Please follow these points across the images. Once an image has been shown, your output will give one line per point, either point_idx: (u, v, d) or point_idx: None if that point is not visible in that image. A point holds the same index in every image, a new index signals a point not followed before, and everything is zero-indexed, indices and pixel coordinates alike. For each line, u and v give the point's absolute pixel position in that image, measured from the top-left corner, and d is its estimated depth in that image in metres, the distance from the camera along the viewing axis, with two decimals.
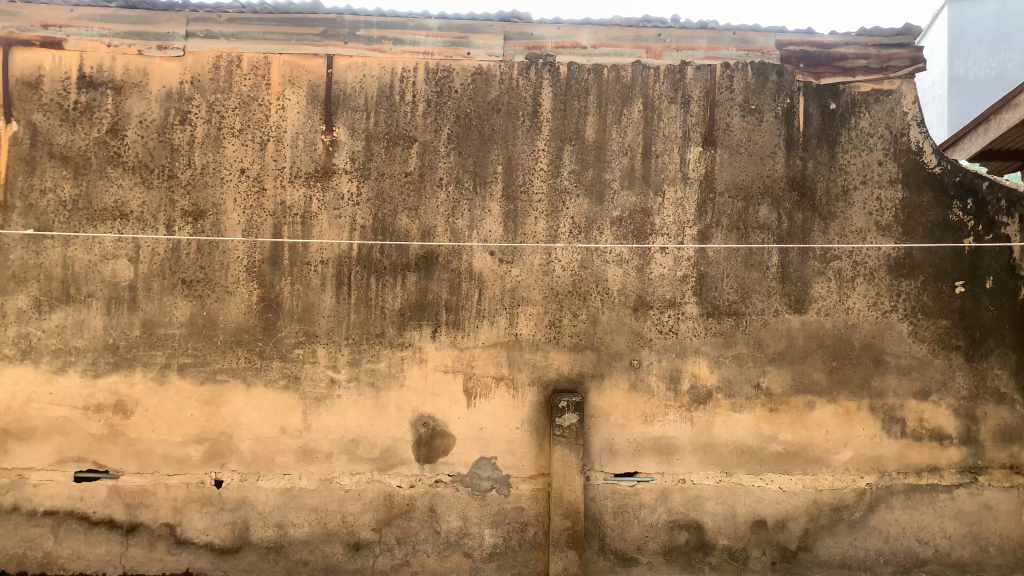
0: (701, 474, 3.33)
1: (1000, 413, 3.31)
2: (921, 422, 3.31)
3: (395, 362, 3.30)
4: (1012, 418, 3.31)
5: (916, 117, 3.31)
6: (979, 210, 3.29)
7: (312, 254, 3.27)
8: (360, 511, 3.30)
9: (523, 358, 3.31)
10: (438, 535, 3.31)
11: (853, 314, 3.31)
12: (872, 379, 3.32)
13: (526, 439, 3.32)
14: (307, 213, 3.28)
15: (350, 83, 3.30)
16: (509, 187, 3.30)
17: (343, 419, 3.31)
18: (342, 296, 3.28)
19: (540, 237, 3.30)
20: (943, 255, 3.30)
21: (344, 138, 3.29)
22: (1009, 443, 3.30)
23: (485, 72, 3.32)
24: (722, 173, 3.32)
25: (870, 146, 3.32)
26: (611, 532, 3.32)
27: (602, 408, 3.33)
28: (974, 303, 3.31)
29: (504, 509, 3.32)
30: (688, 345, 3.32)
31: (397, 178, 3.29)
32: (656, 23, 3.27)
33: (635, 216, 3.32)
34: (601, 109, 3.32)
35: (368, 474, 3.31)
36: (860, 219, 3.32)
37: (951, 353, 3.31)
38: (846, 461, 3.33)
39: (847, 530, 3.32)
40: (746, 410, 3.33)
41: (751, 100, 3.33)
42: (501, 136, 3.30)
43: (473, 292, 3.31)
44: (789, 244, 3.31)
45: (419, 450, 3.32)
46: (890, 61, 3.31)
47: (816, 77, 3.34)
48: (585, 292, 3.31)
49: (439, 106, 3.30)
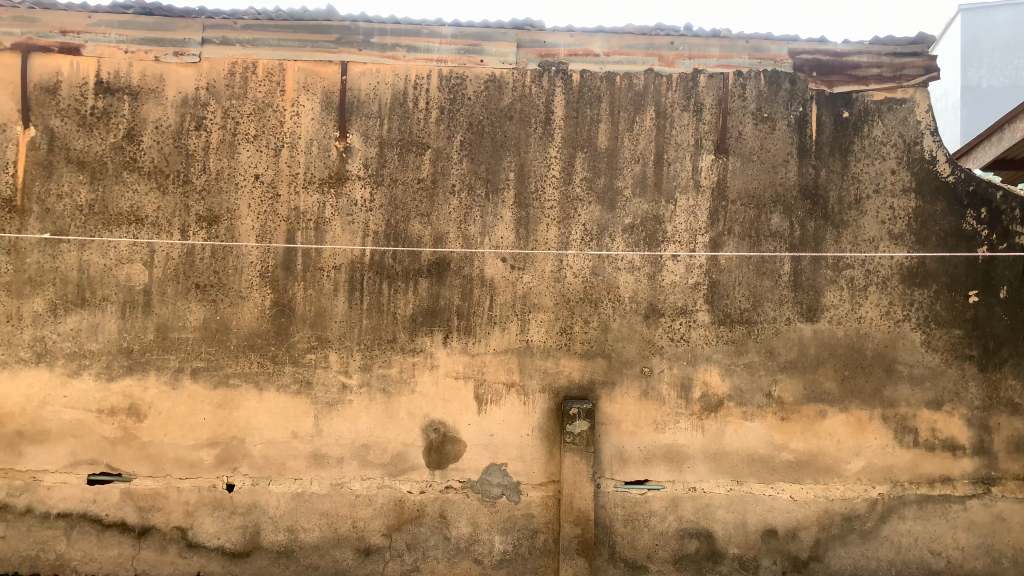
0: (712, 482, 3.32)
1: (1014, 424, 3.28)
2: (934, 432, 3.29)
3: (406, 368, 3.31)
4: None
5: (930, 125, 3.29)
6: (993, 219, 3.27)
7: (325, 260, 3.29)
8: (371, 517, 3.31)
9: (533, 365, 3.32)
10: (448, 541, 3.31)
11: (865, 323, 3.30)
12: (885, 389, 3.30)
13: (536, 446, 3.32)
14: (321, 219, 3.29)
15: (364, 89, 3.32)
16: (521, 194, 3.31)
17: (354, 424, 3.32)
18: (355, 302, 3.30)
19: (551, 244, 3.31)
20: (957, 264, 3.28)
21: (357, 145, 3.31)
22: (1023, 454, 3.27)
23: (498, 79, 3.33)
24: (735, 180, 3.32)
25: (883, 155, 3.31)
26: (621, 540, 3.31)
27: (613, 415, 3.33)
28: (988, 312, 3.29)
29: (514, 516, 3.32)
30: (699, 353, 3.32)
31: (409, 185, 3.31)
32: (668, 31, 3.27)
33: (646, 224, 3.32)
34: (614, 117, 3.33)
35: (379, 479, 3.32)
36: (874, 228, 3.30)
37: (964, 363, 3.29)
38: (858, 471, 3.31)
39: (859, 540, 3.30)
40: (758, 418, 3.32)
41: (763, 108, 3.33)
42: (513, 143, 3.32)
43: (485, 298, 3.31)
44: (801, 252, 3.30)
45: (430, 456, 3.33)
46: (903, 69, 3.29)
47: (829, 85, 3.33)
48: (596, 299, 3.31)
49: (452, 114, 3.32)
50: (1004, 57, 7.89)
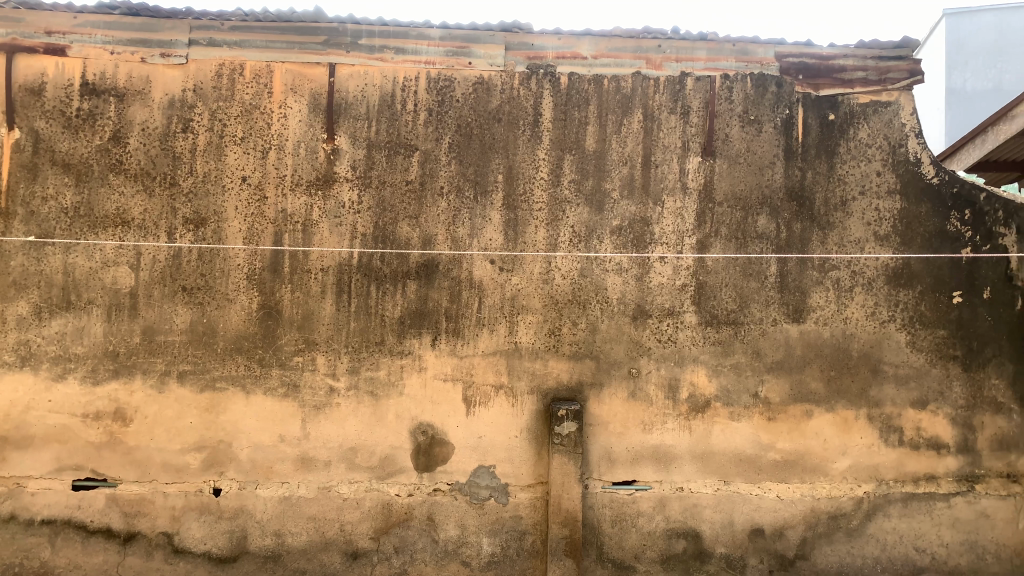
0: (700, 482, 3.34)
1: (998, 422, 3.33)
2: (919, 431, 3.33)
3: (394, 371, 3.30)
4: (1010, 427, 3.32)
5: (915, 128, 3.34)
6: (977, 220, 3.31)
7: (312, 262, 3.28)
8: (359, 520, 3.29)
9: (522, 366, 3.32)
10: (436, 543, 3.30)
11: (851, 323, 3.33)
12: (870, 388, 3.33)
13: (525, 447, 3.33)
14: (307, 221, 3.28)
15: (352, 91, 3.31)
16: (510, 196, 3.31)
17: (342, 427, 3.30)
18: (342, 304, 3.29)
19: (540, 246, 3.32)
20: (941, 265, 3.32)
21: (344, 147, 3.30)
22: (1006, 452, 3.32)
23: (486, 82, 3.33)
24: (722, 183, 3.34)
25: (869, 157, 3.35)
26: (610, 540, 3.32)
27: (600, 416, 3.34)
28: (972, 313, 3.33)
29: (502, 518, 3.31)
30: (687, 353, 3.33)
31: (397, 186, 3.30)
32: (656, 34, 3.29)
33: (634, 225, 3.33)
34: (602, 119, 3.34)
35: (367, 482, 3.31)
36: (859, 229, 3.34)
37: (948, 363, 3.33)
38: (844, 470, 3.34)
39: (846, 538, 3.32)
40: (744, 418, 3.34)
41: (750, 110, 3.35)
42: (502, 145, 3.32)
43: (473, 300, 3.31)
44: (787, 254, 3.33)
45: (418, 458, 3.32)
46: (888, 73, 3.33)
47: (815, 89, 3.36)
48: (584, 300, 3.32)
49: (440, 116, 3.32)
50: (987, 61, 7.99)
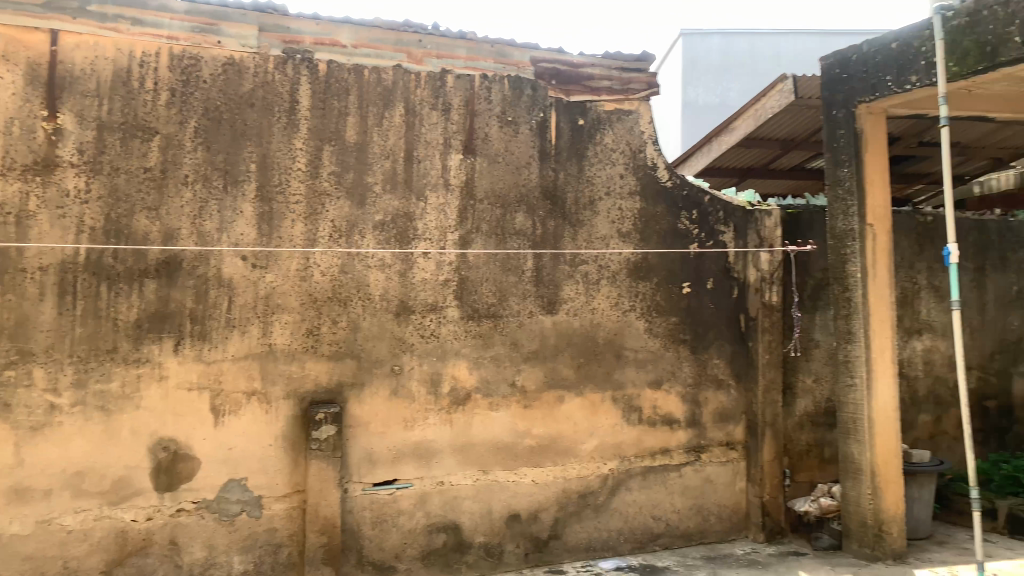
0: (459, 474, 3.40)
1: (719, 397, 3.84)
2: (656, 409, 3.72)
3: (130, 381, 2.93)
4: (727, 400, 3.86)
5: (651, 136, 3.73)
6: (701, 220, 3.80)
7: (29, 260, 2.80)
8: (86, 555, 2.86)
9: (277, 370, 3.13)
10: (179, 570, 2.98)
11: (597, 314, 3.61)
12: (615, 372, 3.65)
13: (280, 455, 3.14)
14: (22, 212, 2.80)
15: (79, 63, 2.88)
16: (264, 187, 3.11)
17: (66, 450, 2.86)
18: (66, 307, 2.85)
19: (298, 242, 3.15)
20: (673, 260, 3.74)
21: (69, 126, 2.87)
22: (724, 422, 3.85)
23: (238, 63, 3.09)
24: (482, 180, 3.45)
25: (613, 160, 3.66)
26: (369, 544, 3.23)
27: (361, 417, 3.25)
28: (697, 301, 3.79)
29: (255, 533, 3.09)
30: (449, 348, 3.38)
31: (134, 173, 2.94)
32: (417, 28, 3.30)
33: (396, 221, 3.31)
34: (362, 111, 3.26)
35: (96, 511, 2.89)
36: (605, 226, 3.63)
37: (679, 346, 3.76)
38: (592, 450, 3.61)
39: (593, 514, 3.60)
40: (502, 408, 3.47)
41: (507, 112, 3.49)
42: (255, 132, 3.10)
43: (223, 299, 3.06)
44: (542, 249, 3.52)
45: (158, 478, 2.97)
46: (629, 84, 3.70)
47: (566, 94, 3.61)
48: (345, 297, 3.22)
49: (185, 97, 3.01)
50: (712, 79, 10.33)
